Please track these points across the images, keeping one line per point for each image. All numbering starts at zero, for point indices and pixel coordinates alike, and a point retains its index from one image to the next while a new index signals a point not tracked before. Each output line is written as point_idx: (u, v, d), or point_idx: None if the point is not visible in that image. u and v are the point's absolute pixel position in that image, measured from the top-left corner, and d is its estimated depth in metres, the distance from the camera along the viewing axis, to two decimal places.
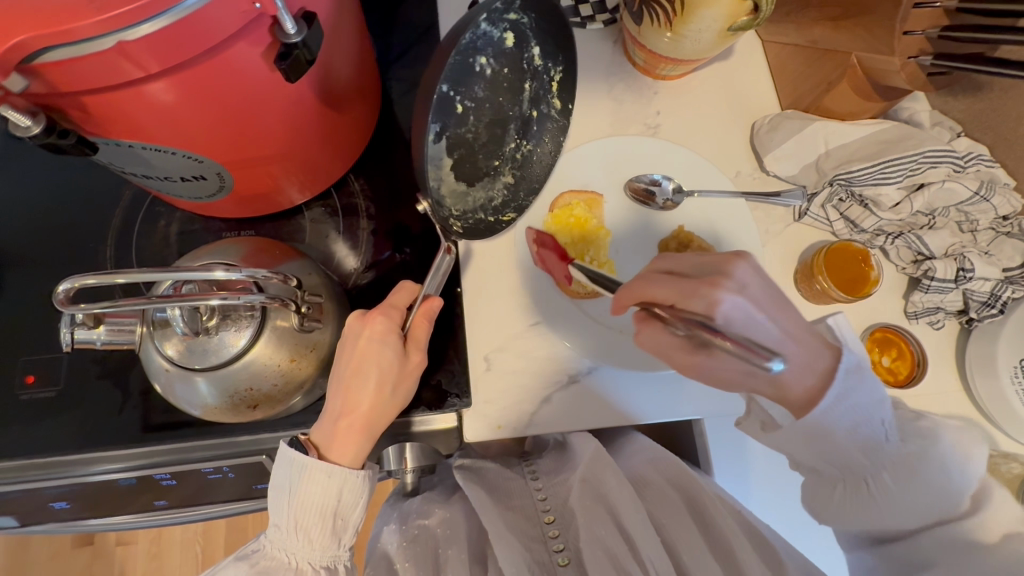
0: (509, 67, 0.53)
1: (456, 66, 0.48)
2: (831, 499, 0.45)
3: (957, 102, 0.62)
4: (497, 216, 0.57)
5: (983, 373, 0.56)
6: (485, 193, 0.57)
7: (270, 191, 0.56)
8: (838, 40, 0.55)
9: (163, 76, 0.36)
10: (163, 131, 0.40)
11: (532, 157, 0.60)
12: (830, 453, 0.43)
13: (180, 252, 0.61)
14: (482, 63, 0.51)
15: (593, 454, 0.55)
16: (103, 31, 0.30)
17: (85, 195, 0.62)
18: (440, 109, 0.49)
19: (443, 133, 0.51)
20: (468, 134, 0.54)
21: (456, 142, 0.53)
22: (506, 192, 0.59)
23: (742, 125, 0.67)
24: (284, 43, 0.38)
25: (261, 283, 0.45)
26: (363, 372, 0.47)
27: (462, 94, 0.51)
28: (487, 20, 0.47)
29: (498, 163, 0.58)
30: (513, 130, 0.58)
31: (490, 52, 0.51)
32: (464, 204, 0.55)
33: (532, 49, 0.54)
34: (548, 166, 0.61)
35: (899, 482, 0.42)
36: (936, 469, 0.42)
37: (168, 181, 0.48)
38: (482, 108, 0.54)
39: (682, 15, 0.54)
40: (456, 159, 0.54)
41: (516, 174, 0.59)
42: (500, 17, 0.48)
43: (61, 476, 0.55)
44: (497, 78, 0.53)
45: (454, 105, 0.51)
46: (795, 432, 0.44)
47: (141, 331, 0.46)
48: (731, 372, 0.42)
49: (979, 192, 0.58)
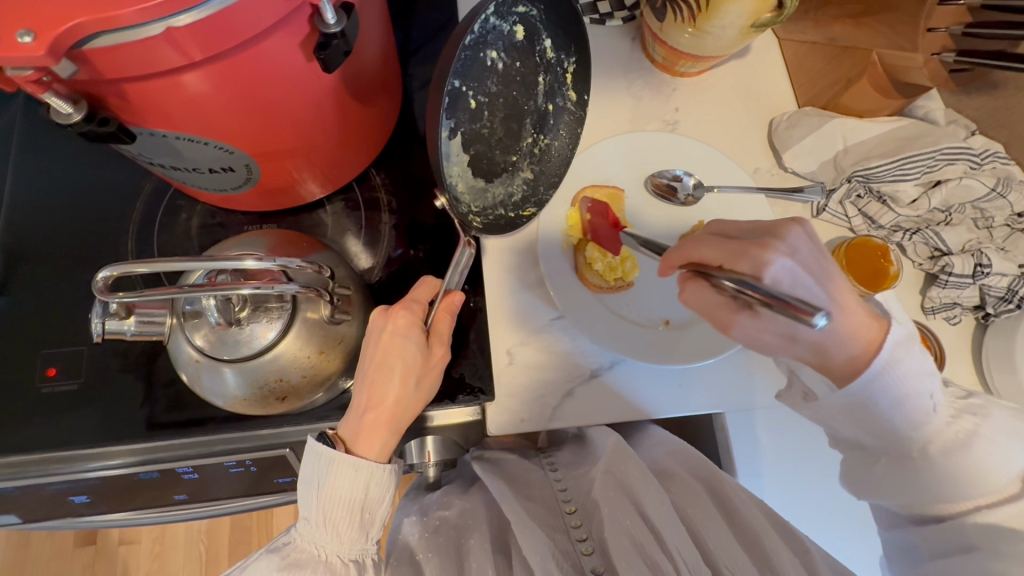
0: (521, 60, 0.55)
1: (466, 61, 0.50)
2: (869, 475, 0.45)
3: (973, 101, 0.63)
4: (517, 211, 0.58)
5: (1002, 367, 0.56)
6: (504, 189, 0.57)
7: (293, 184, 0.56)
8: (858, 38, 0.56)
9: (202, 66, 0.36)
10: (197, 121, 0.40)
11: (549, 151, 0.61)
12: (874, 429, 0.43)
13: (201, 246, 0.61)
14: (493, 57, 0.53)
15: (614, 447, 0.55)
16: (151, 16, 0.30)
17: (105, 188, 0.62)
18: (453, 102, 0.50)
19: (456, 129, 0.51)
20: (484, 129, 0.55)
21: (472, 137, 0.54)
22: (525, 188, 0.59)
23: (760, 122, 0.68)
24: (322, 33, 0.38)
25: (292, 273, 0.45)
26: (391, 362, 0.46)
27: (473, 89, 0.52)
28: (496, 13, 0.49)
29: (516, 159, 0.59)
30: (529, 125, 0.58)
31: (501, 46, 0.52)
32: (483, 201, 0.55)
33: (543, 43, 0.55)
34: (565, 157, 0.61)
35: (942, 459, 0.42)
36: (981, 449, 0.41)
37: (196, 173, 0.48)
38: (495, 104, 0.55)
39: (706, 11, 0.54)
40: (473, 153, 0.54)
41: (533, 170, 0.60)
42: (508, 11, 0.50)
43: (82, 469, 0.54)
44: (509, 73, 0.54)
45: (468, 99, 0.52)
46: (837, 405, 0.43)
47: (171, 322, 0.46)
48: (771, 337, 0.42)
49: (996, 189, 0.58)
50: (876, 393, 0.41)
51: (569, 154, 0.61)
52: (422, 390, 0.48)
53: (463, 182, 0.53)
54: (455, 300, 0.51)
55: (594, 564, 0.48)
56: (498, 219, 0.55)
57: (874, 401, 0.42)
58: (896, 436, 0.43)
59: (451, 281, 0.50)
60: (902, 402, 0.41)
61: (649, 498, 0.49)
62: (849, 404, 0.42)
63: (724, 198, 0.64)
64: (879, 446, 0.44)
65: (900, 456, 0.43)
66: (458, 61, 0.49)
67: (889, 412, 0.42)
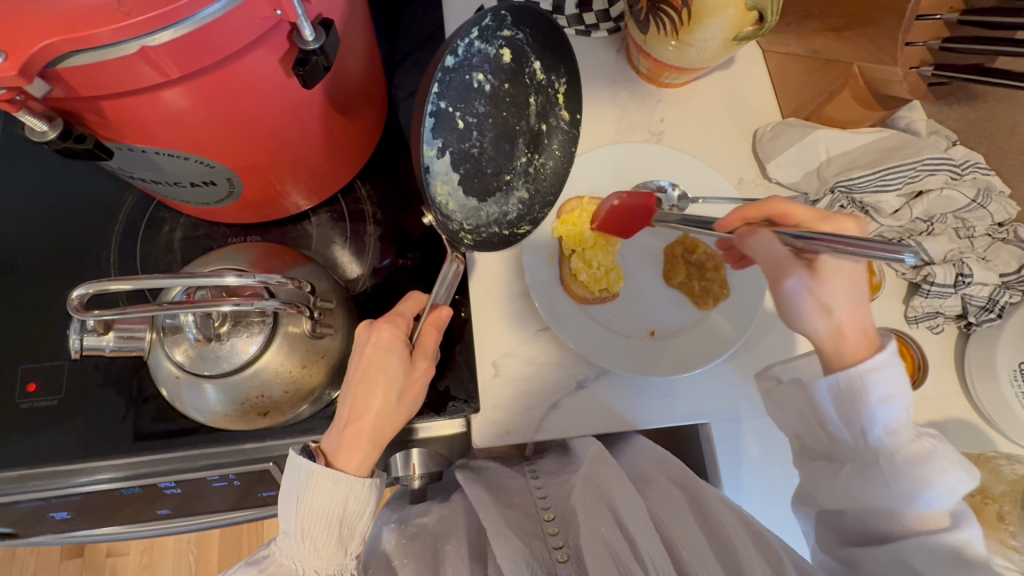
0: (510, 82, 0.53)
1: (451, 82, 0.48)
2: (828, 480, 0.46)
3: (954, 112, 0.64)
4: (513, 230, 0.56)
5: (983, 376, 0.57)
6: (498, 208, 0.55)
7: (277, 196, 0.55)
8: (839, 50, 0.57)
9: (181, 82, 0.36)
10: (177, 137, 0.40)
11: (544, 170, 0.59)
12: (843, 425, 0.44)
13: (184, 259, 0.61)
14: (480, 80, 0.51)
15: (594, 455, 0.55)
16: (125, 36, 0.30)
17: (88, 201, 0.62)
18: (439, 123, 0.49)
19: (444, 148, 0.50)
20: (475, 150, 0.53)
21: (461, 158, 0.52)
22: (521, 206, 0.57)
23: (744, 132, 0.69)
24: (301, 49, 0.38)
25: (273, 289, 0.45)
26: (374, 375, 0.46)
27: (462, 110, 0.51)
28: (480, 36, 0.48)
29: (510, 178, 0.56)
30: (523, 144, 0.57)
31: (488, 68, 0.51)
32: (476, 219, 0.53)
33: (533, 64, 0.54)
34: (561, 173, 0.59)
35: (898, 471, 0.42)
36: (938, 470, 0.41)
37: (178, 186, 0.48)
38: (485, 124, 0.53)
39: (688, 25, 0.55)
40: (461, 174, 0.52)
41: (529, 189, 0.58)
42: (494, 34, 0.49)
43: (62, 486, 0.54)
44: (499, 94, 0.53)
45: (455, 119, 0.50)
46: (830, 390, 0.43)
47: (150, 337, 0.46)
48: (810, 302, 0.42)
49: (977, 199, 0.59)
50: (845, 391, 0.42)
51: (563, 171, 0.59)
52: (404, 402, 0.48)
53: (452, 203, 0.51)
54: (442, 315, 0.51)
55: (568, 572, 0.48)
56: (491, 240, 0.53)
57: (848, 396, 0.42)
58: (858, 438, 0.43)
59: (439, 293, 0.50)
60: (867, 408, 0.42)
61: (629, 507, 0.49)
62: (823, 394, 0.44)
63: (710, 208, 0.64)
64: (845, 448, 0.45)
65: (859, 463, 0.44)
66: (442, 84, 0.48)
67: (854, 414, 0.43)
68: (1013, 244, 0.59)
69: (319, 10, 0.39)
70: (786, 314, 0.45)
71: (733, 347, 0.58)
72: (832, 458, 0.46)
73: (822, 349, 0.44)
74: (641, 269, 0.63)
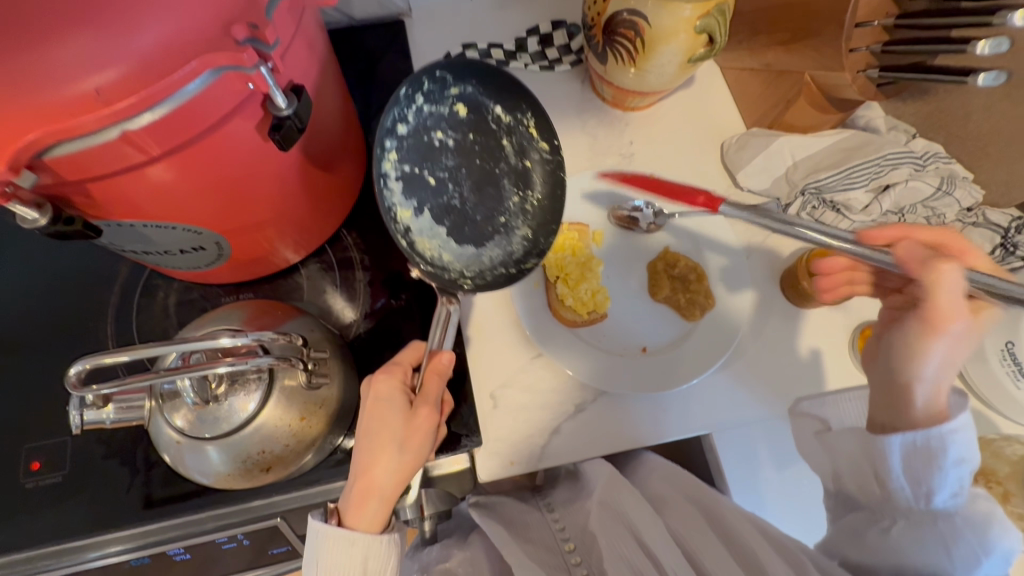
0: (474, 131, 0.53)
1: (410, 147, 0.52)
2: (875, 535, 0.48)
3: (909, 107, 0.65)
4: (519, 269, 0.53)
5: (973, 359, 0.57)
6: (500, 251, 0.54)
7: (265, 254, 0.57)
8: (790, 60, 0.59)
9: (163, 158, 0.38)
10: (161, 209, 0.42)
11: (541, 204, 0.55)
12: (908, 483, 0.46)
13: (180, 323, 0.62)
14: (442, 137, 0.53)
15: (608, 478, 0.55)
16: (107, 124, 0.32)
17: (82, 275, 0.63)
18: (408, 186, 0.52)
19: (421, 207, 0.52)
20: (454, 201, 0.54)
21: (443, 211, 0.53)
22: (526, 245, 0.54)
23: (711, 146, 0.71)
24: (275, 115, 0.40)
25: (267, 345, 0.46)
26: (387, 426, 0.48)
27: (430, 169, 0.53)
28: (424, 99, 0.51)
29: (507, 221, 0.54)
30: (510, 184, 0.55)
31: (446, 124, 0.53)
32: (476, 266, 0.53)
33: (494, 110, 0.54)
34: (559, 201, 0.54)
35: (957, 533, 0.44)
36: (998, 538, 0.43)
37: (168, 254, 0.50)
38: (461, 175, 0.54)
39: (643, 52, 0.58)
40: (447, 226, 0.53)
41: (531, 226, 0.55)
42: (439, 94, 0.51)
43: (71, 563, 0.54)
44: (468, 144, 0.54)
45: (426, 178, 0.53)
46: (901, 445, 0.45)
47: (149, 405, 0.47)
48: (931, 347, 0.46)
49: (941, 187, 0.62)
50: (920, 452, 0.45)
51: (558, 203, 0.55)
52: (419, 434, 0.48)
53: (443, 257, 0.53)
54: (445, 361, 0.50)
55: None
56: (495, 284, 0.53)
57: (920, 453, 0.45)
58: (920, 497, 0.46)
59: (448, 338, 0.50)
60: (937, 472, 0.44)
61: (645, 524, 0.49)
62: (895, 447, 0.46)
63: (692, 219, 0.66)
64: (899, 507, 0.47)
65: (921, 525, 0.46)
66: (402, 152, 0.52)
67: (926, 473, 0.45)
68: (982, 227, 0.61)
69: (289, 78, 0.41)
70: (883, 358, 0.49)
71: (729, 350, 0.59)
72: (880, 514, 0.49)
73: (909, 399, 0.47)
74: (627, 286, 0.64)
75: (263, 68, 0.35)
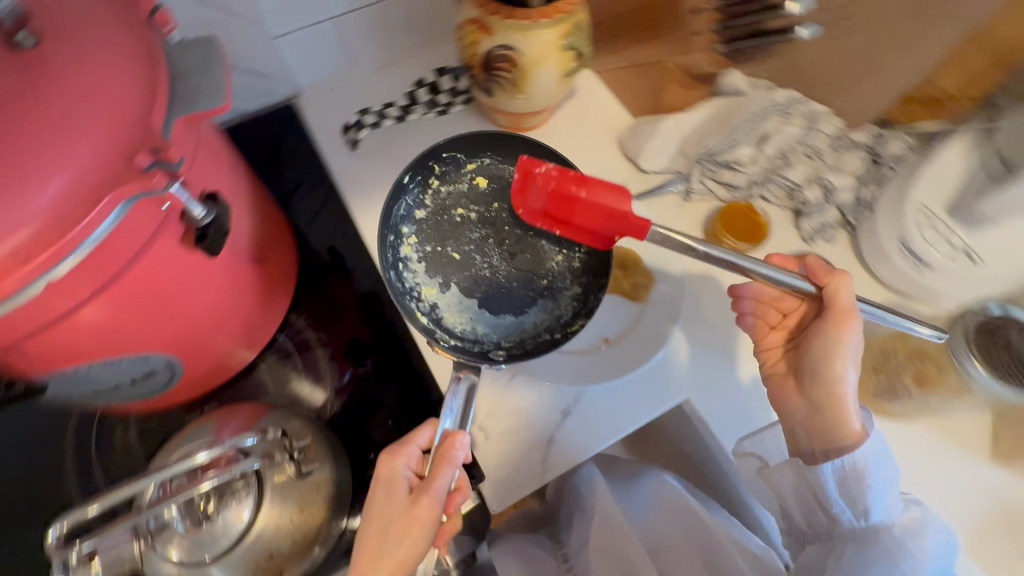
0: (497, 198, 0.67)
1: (431, 227, 0.66)
2: (833, 562, 0.52)
3: (760, 65, 0.67)
4: (566, 331, 0.63)
5: (881, 261, 0.65)
6: (547, 313, 0.64)
7: (222, 360, 0.56)
8: (652, 50, 0.70)
9: (95, 298, 0.38)
10: (105, 347, 0.42)
11: (581, 261, 0.66)
12: (847, 505, 0.52)
13: (147, 454, 0.59)
14: (463, 212, 0.67)
15: (602, 516, 0.66)
16: (33, 279, 0.32)
17: (28, 434, 0.60)
18: (431, 263, 0.65)
19: (447, 282, 0.64)
20: (481, 268, 0.65)
21: (474, 282, 0.65)
22: (574, 304, 0.64)
23: (610, 141, 0.77)
24: (196, 227, 0.42)
25: (244, 448, 0.46)
26: (386, 518, 0.48)
27: (450, 246, 0.65)
28: (437, 183, 0.67)
29: (550, 281, 0.65)
30: (547, 245, 0.66)
31: (466, 200, 0.67)
32: (517, 333, 0.63)
33: (513, 175, 0.68)
34: (602, 258, 0.64)
35: (898, 545, 0.49)
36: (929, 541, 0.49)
37: (119, 390, 0.48)
38: (485, 246, 0.66)
39: (523, 77, 0.63)
40: (477, 293, 0.65)
41: (578, 284, 0.65)
42: (456, 173, 0.68)
43: None
44: (491, 214, 0.67)
45: (451, 254, 0.65)
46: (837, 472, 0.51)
47: (137, 546, 0.45)
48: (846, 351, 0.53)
49: (808, 126, 0.68)
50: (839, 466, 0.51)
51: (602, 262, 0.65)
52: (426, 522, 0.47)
53: (474, 324, 0.64)
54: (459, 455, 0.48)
55: None
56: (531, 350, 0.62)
57: (853, 481, 0.51)
58: (861, 517, 0.51)
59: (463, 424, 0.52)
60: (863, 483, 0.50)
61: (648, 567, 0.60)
62: (829, 476, 0.52)
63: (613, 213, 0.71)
64: (844, 530, 0.53)
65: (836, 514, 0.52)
66: (426, 234, 0.66)
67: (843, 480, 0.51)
68: (856, 149, 0.68)
69: (202, 186, 0.43)
70: (805, 370, 0.56)
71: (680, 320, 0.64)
72: (831, 536, 0.55)
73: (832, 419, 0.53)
74: None
75: (176, 187, 0.37)
